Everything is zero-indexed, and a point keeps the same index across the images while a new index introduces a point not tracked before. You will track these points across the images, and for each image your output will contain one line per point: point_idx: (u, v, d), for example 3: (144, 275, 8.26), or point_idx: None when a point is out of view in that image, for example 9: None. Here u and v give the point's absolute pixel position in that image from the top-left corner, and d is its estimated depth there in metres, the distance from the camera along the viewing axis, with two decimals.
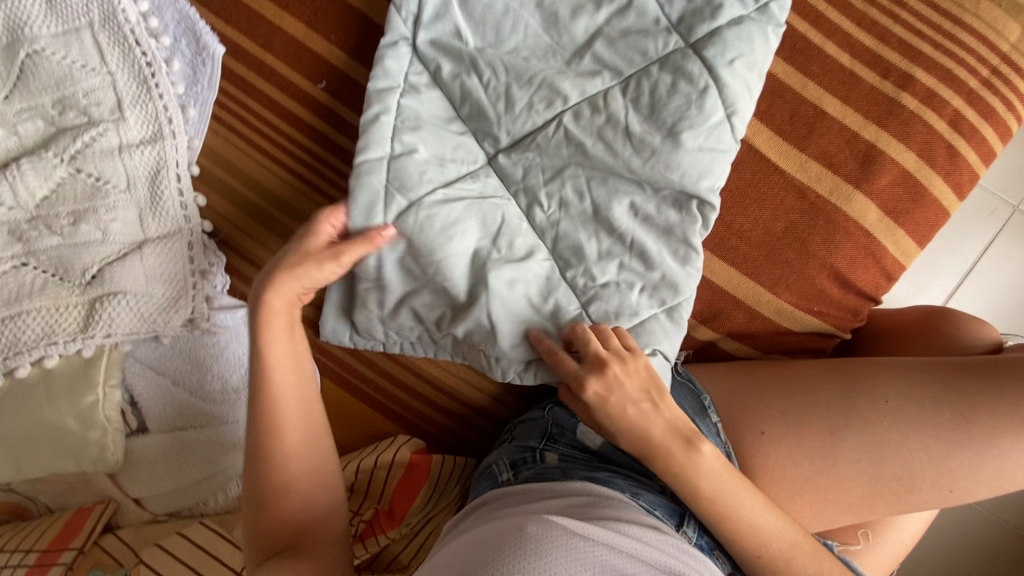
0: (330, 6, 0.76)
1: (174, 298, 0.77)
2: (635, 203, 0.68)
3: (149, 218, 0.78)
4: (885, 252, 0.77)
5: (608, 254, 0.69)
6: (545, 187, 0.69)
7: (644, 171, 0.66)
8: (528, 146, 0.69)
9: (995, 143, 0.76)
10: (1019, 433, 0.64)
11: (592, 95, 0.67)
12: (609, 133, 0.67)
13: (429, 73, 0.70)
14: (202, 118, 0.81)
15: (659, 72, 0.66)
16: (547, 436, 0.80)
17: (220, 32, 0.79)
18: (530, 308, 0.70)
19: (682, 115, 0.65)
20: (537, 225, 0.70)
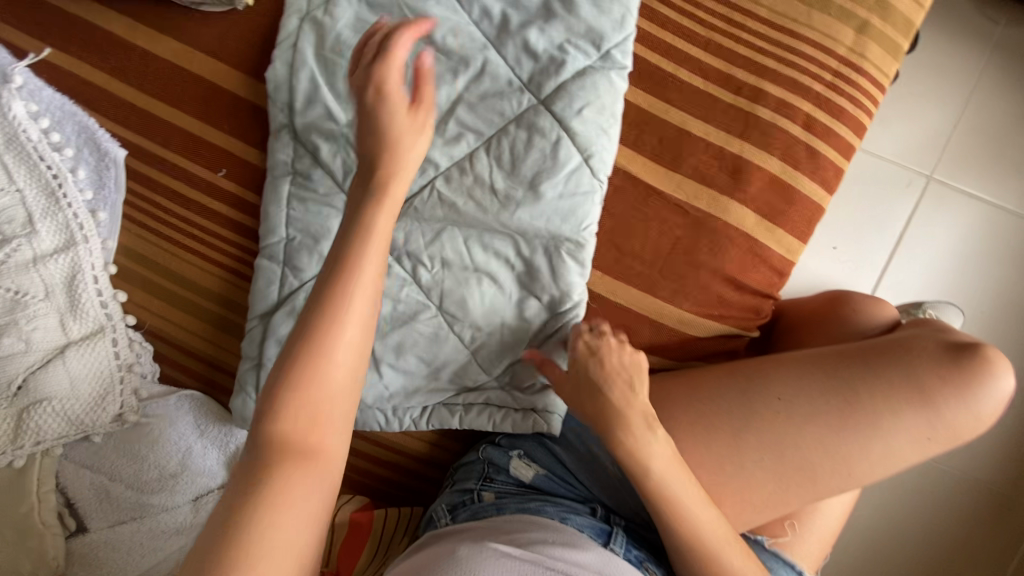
0: (220, 100, 0.82)
1: (100, 396, 0.80)
2: (508, 253, 0.78)
3: (70, 322, 0.81)
4: (770, 251, 0.83)
5: (490, 305, 0.79)
6: (425, 251, 0.78)
7: (511, 223, 0.76)
8: (407, 214, 0.77)
9: (852, 138, 0.81)
10: (897, 413, 0.69)
11: (459, 158, 0.76)
12: (477, 191, 0.76)
13: (313, 157, 0.79)
14: (113, 218, 0.84)
15: (518, 128, 0.74)
16: (483, 475, 0.82)
17: (119, 136, 0.83)
18: (423, 363, 0.81)
19: (541, 167, 0.74)
20: (424, 284, 0.79)
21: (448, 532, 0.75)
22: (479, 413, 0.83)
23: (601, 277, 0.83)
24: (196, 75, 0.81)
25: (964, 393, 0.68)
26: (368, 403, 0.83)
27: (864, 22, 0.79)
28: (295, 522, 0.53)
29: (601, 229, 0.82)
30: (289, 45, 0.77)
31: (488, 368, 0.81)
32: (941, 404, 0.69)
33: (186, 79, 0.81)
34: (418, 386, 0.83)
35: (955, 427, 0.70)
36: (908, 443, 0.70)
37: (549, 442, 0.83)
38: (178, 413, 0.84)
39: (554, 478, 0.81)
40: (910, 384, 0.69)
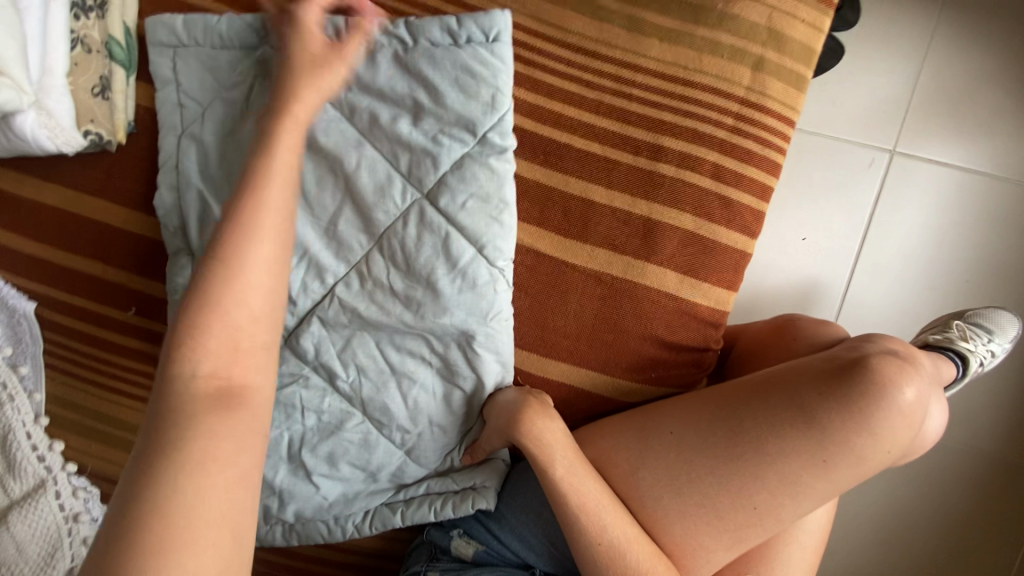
0: (116, 238, 0.80)
1: (49, 554, 0.79)
2: (421, 351, 0.75)
3: (9, 482, 0.80)
4: (698, 306, 0.79)
5: (415, 406, 0.77)
6: (338, 359, 0.75)
7: (418, 323, 0.73)
8: (313, 323, 0.75)
9: (768, 179, 0.77)
10: (783, 436, 0.67)
11: (356, 262, 0.74)
12: (379, 294, 0.73)
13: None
14: (37, 370, 0.84)
15: (408, 224, 0.72)
16: (431, 556, 0.82)
17: (26, 289, 0.82)
18: (358, 468, 0.79)
19: (437, 264, 0.72)
20: (345, 394, 0.77)
21: None
22: (420, 506, 0.79)
23: (530, 357, 0.80)
24: (87, 216, 0.80)
25: (855, 413, 0.65)
26: (307, 516, 0.80)
27: (759, 57, 0.75)
28: (226, 480, 0.50)
29: (520, 309, 0.79)
30: (171, 166, 0.75)
31: (426, 464, 0.80)
32: (829, 424, 0.66)
33: (79, 222, 0.80)
34: (357, 490, 0.80)
35: (854, 450, 0.66)
36: (804, 470, 0.67)
37: (486, 518, 0.80)
38: None
39: (492, 552, 0.79)
40: (794, 406, 0.67)
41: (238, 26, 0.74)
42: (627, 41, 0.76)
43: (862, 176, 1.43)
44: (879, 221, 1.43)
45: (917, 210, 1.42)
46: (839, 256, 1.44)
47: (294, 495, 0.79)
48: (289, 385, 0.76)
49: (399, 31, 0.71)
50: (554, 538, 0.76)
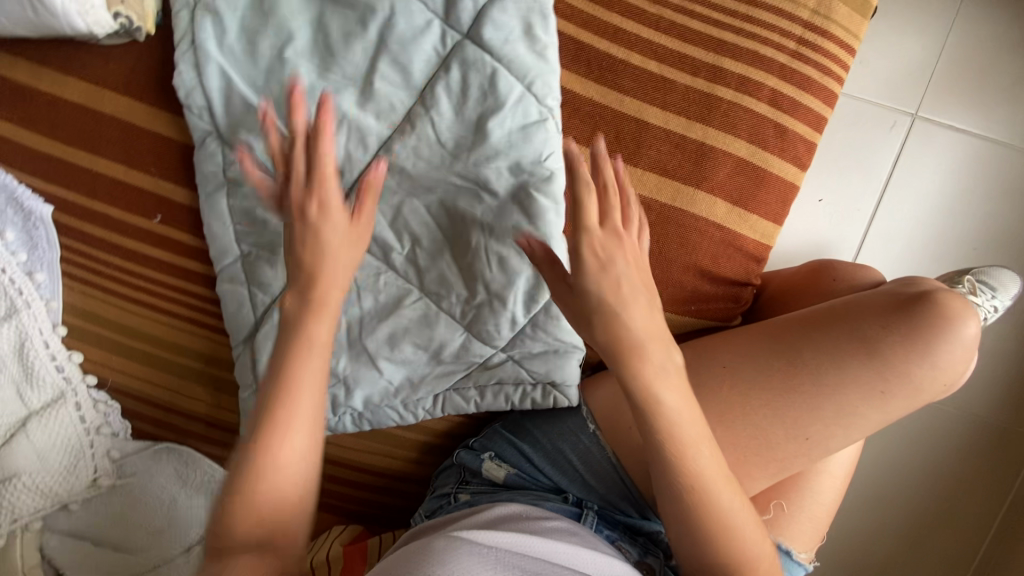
0: (141, 140, 0.75)
1: (72, 464, 0.78)
2: (471, 208, 0.71)
3: (27, 391, 0.78)
4: (743, 238, 0.79)
5: (472, 268, 0.73)
6: (391, 230, 0.73)
7: (467, 171, 0.70)
8: (359, 195, 0.72)
9: (824, 108, 0.76)
10: (844, 367, 0.67)
11: (399, 119, 0.70)
12: (427, 151, 0.70)
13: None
14: (54, 278, 0.80)
15: (448, 70, 0.68)
16: (461, 479, 0.82)
17: (42, 191, 0.78)
18: (421, 350, 0.77)
19: (484, 107, 0.68)
20: (399, 267, 0.74)
21: (454, 514, 0.75)
22: (495, 395, 0.80)
23: None
24: (110, 115, 0.75)
25: (918, 344, 0.66)
26: (376, 403, 0.79)
27: None
28: (280, 499, 0.58)
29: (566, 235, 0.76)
30: (188, 43, 0.69)
31: (488, 339, 0.76)
32: (892, 355, 0.66)
33: (101, 122, 0.75)
34: (422, 375, 0.79)
35: (914, 382, 0.67)
36: (864, 401, 0.68)
37: (517, 440, 0.81)
38: (157, 465, 0.83)
39: (524, 476, 0.80)
40: (855, 337, 0.67)
41: None
42: None
43: (875, 120, 1.43)
44: (897, 182, 1.43)
45: (938, 172, 1.42)
46: (857, 219, 1.44)
47: (359, 381, 0.77)
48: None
49: None
50: (587, 463, 0.78)
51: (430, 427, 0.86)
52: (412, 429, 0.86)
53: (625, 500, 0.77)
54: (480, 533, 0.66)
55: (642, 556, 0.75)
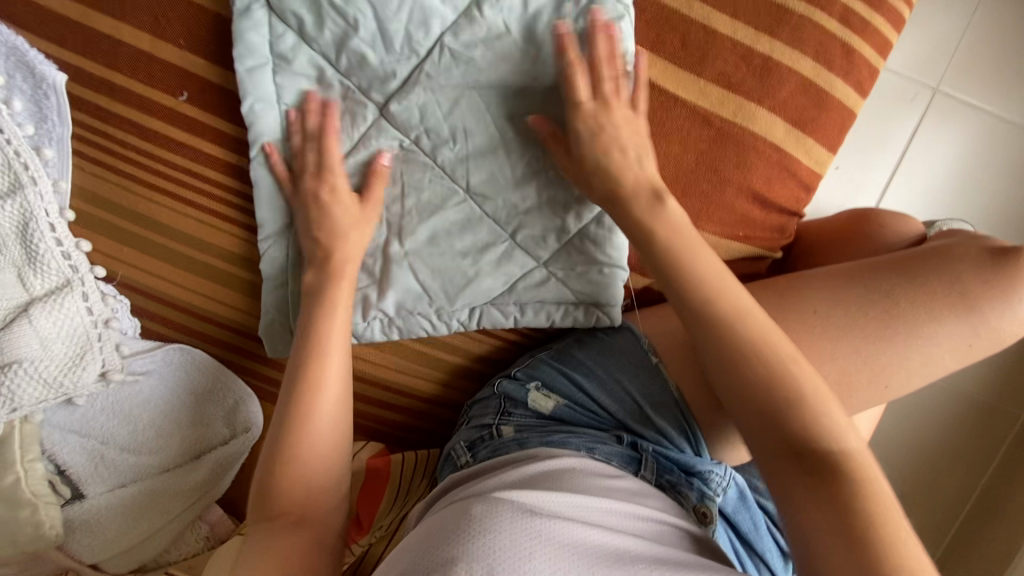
0: (169, 7, 0.68)
1: (76, 356, 0.72)
2: (532, 107, 0.68)
3: (30, 276, 0.72)
4: (799, 163, 0.77)
5: (525, 172, 0.70)
6: (444, 124, 0.69)
7: (535, 69, 0.66)
8: (416, 85, 0.67)
9: (890, 32, 0.74)
10: (937, 318, 0.66)
11: (467, 5, 0.65)
12: (493, 41, 0.65)
13: (296, 33, 0.66)
14: (64, 156, 0.73)
15: None
16: (501, 411, 0.79)
17: (56, 57, 0.70)
18: (459, 254, 0.74)
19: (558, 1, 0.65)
20: (446, 165, 0.71)
21: (503, 460, 0.71)
22: (536, 312, 0.78)
23: None
24: None
25: (1013, 297, 0.65)
26: (409, 308, 0.77)
27: None
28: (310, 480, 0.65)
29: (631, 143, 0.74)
30: None
31: (530, 250, 0.74)
32: (988, 309, 0.66)
33: None
34: (459, 285, 0.75)
35: (1000, 334, 0.67)
36: (949, 351, 0.67)
37: (568, 370, 0.79)
38: (169, 368, 0.78)
39: (575, 408, 0.77)
40: (955, 290, 0.66)
41: None
42: None
43: None
44: None
45: None
46: None
47: (393, 283, 0.75)
48: (383, 160, 0.71)
49: None
50: (649, 396, 0.75)
51: (468, 350, 0.83)
52: (448, 349, 0.83)
53: (681, 435, 0.74)
54: (526, 499, 0.61)
55: (701, 500, 0.71)
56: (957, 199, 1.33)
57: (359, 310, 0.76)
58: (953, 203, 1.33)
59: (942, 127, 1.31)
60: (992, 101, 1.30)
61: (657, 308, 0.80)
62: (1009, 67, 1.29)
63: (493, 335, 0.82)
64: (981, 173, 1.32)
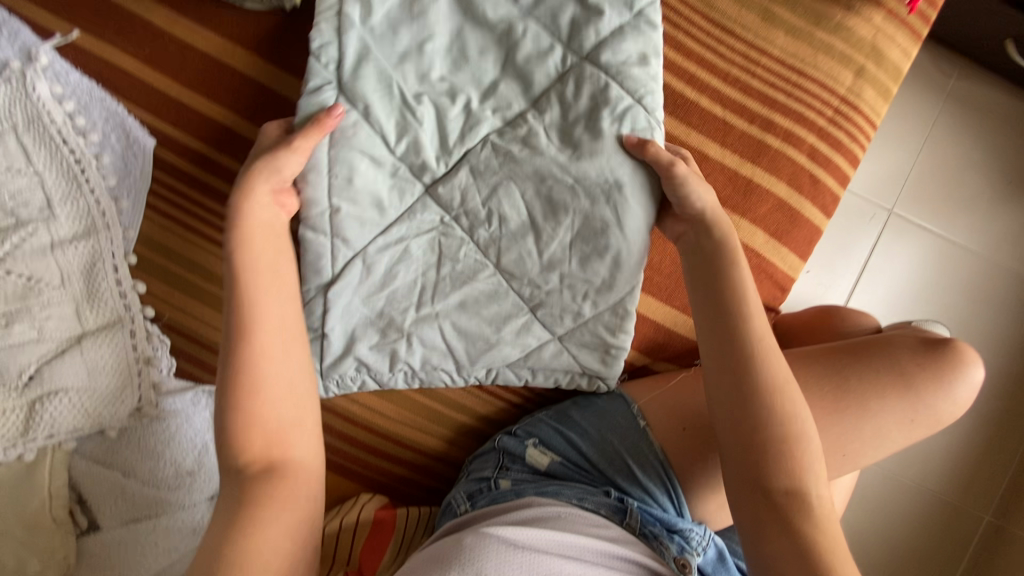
0: (261, 98, 0.82)
1: (117, 388, 0.78)
2: (563, 202, 0.79)
3: (86, 311, 0.78)
4: (775, 268, 0.90)
5: (550, 258, 0.81)
6: (483, 208, 0.80)
7: (570, 166, 0.78)
8: (462, 171, 0.79)
9: (849, 168, 0.91)
10: (881, 396, 0.76)
11: (511, 117, 0.79)
12: (530, 144, 0.78)
13: (360, 113, 0.76)
14: (136, 208, 0.82)
15: (565, 84, 0.78)
16: (500, 465, 0.86)
17: (150, 125, 0.82)
18: (484, 322, 0.83)
19: (594, 112, 0.77)
20: (480, 243, 0.81)
21: (495, 509, 0.79)
22: (547, 377, 0.88)
23: None
24: (236, 70, 0.81)
25: (941, 379, 0.77)
26: (433, 364, 0.85)
27: (862, 66, 0.88)
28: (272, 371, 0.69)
29: None
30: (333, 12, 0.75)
31: (550, 325, 0.83)
32: (922, 388, 0.76)
33: (225, 74, 0.81)
34: (480, 348, 0.84)
35: (936, 410, 0.77)
36: (894, 426, 0.77)
37: (563, 429, 0.86)
38: (196, 409, 0.82)
39: (568, 465, 0.84)
40: (894, 372, 0.77)
41: None
42: (760, 27, 0.87)
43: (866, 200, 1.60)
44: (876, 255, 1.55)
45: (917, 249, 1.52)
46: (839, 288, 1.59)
47: (423, 342, 0.84)
48: (423, 232, 0.81)
49: None
50: (633, 451, 0.83)
51: (474, 409, 0.91)
52: (458, 409, 0.91)
53: (664, 493, 0.81)
54: (514, 532, 0.70)
55: (681, 552, 0.75)
56: (916, 306, 1.47)
57: (388, 361, 0.84)
58: (911, 308, 1.47)
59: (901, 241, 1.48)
60: (937, 223, 1.48)
61: (649, 379, 0.90)
62: (954, 194, 1.48)
63: (501, 398, 0.91)
64: (936, 281, 1.47)
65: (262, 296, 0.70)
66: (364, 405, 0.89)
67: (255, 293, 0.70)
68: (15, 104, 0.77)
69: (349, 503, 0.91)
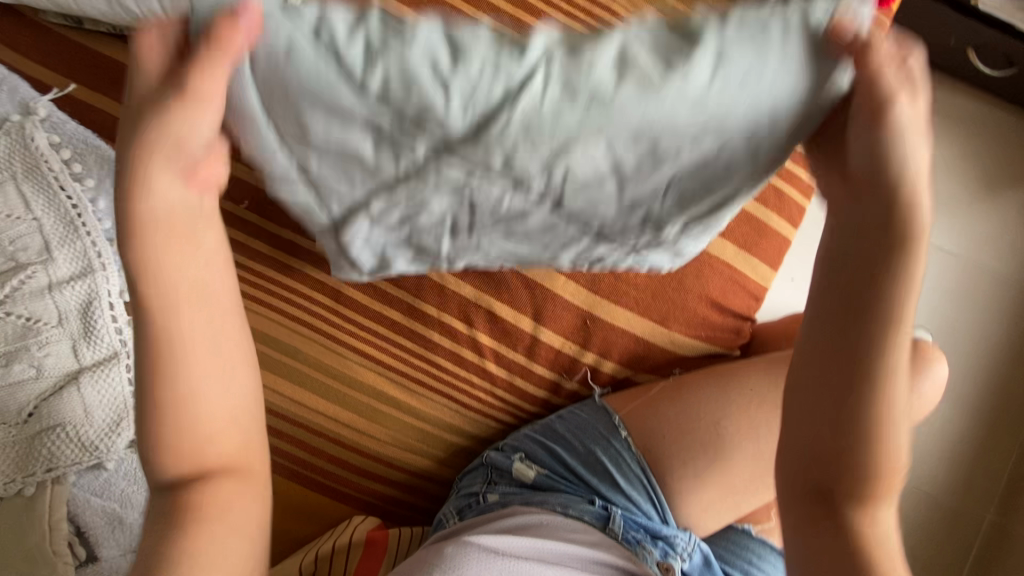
0: None
1: (114, 421, 0.80)
2: (664, 145, 0.55)
3: (83, 348, 0.81)
4: (747, 278, 0.93)
5: (632, 199, 0.62)
6: (541, 164, 0.57)
7: (709, 109, 0.52)
8: (501, 112, 0.53)
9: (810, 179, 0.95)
10: None
11: (563, 55, 0.52)
12: (601, 92, 0.52)
13: (320, 48, 0.50)
14: None
15: (642, 42, 0.52)
16: (489, 479, 0.90)
17: None
18: (541, 228, 0.69)
19: (725, 42, 0.51)
20: (542, 187, 0.61)
21: (485, 517, 0.86)
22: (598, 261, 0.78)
23: (603, 303, 0.90)
24: None
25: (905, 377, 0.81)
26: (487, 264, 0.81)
27: None
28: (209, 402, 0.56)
29: None
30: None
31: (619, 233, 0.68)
32: None
33: None
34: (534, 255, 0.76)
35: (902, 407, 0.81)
36: None
37: (549, 443, 0.89)
38: None
39: (554, 476, 0.88)
40: None
41: None
42: None
43: None
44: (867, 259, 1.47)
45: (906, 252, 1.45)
46: None
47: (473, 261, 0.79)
48: (443, 190, 0.62)
49: None
50: (617, 464, 0.87)
51: (463, 428, 0.94)
52: (447, 428, 0.94)
53: (648, 501, 0.85)
54: (493, 540, 0.78)
55: (665, 556, 0.81)
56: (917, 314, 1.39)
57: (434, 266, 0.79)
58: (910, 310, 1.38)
59: None
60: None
61: (630, 390, 0.93)
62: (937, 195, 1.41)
63: (484, 414, 0.94)
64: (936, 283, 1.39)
65: (184, 297, 0.54)
66: (355, 429, 0.92)
67: (171, 293, 0.54)
68: (19, 156, 0.83)
69: (340, 527, 0.91)
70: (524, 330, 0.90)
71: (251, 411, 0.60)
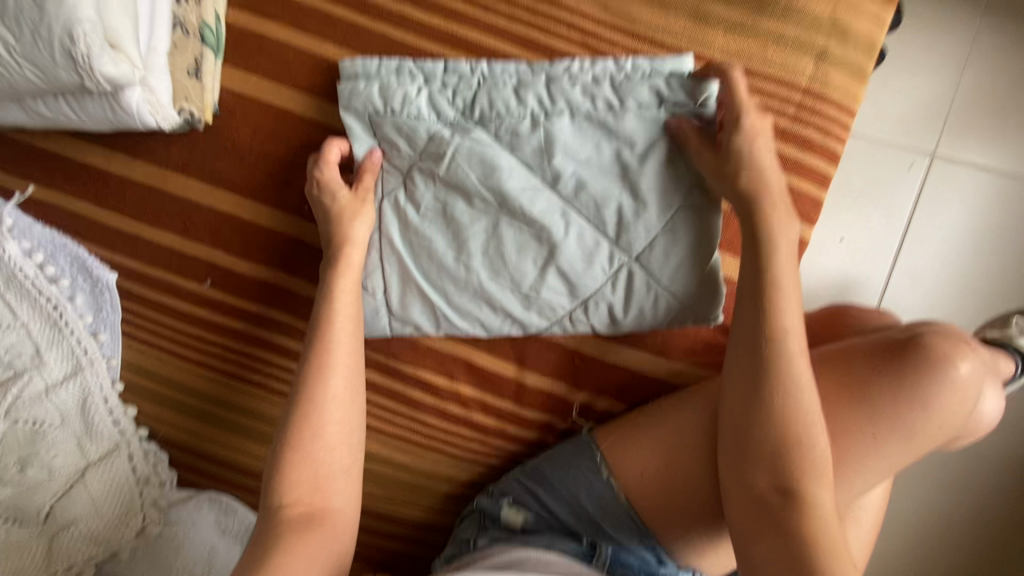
0: (199, 217, 0.84)
1: (123, 510, 0.87)
2: (624, 276, 0.76)
3: (87, 444, 0.85)
4: None
5: (599, 291, 0.77)
6: (541, 298, 0.78)
7: (622, 252, 0.75)
8: (515, 261, 0.77)
9: (826, 167, 0.79)
10: (847, 409, 0.69)
11: (540, 231, 0.75)
12: (566, 261, 0.76)
13: (404, 236, 0.78)
14: (116, 338, 0.88)
15: (601, 217, 0.74)
16: (480, 525, 0.87)
17: (110, 261, 0.86)
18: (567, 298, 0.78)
19: (626, 215, 0.74)
20: (543, 297, 0.78)
21: (470, 560, 0.81)
22: (653, 303, 0.77)
23: (589, 340, 0.83)
24: (173, 194, 0.83)
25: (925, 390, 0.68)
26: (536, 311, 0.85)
27: (822, 50, 0.76)
28: (341, 452, 0.73)
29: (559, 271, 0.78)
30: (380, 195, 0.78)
31: (641, 319, 0.78)
32: (902, 401, 0.68)
33: (164, 199, 0.84)
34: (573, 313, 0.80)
35: (923, 424, 0.69)
36: (873, 443, 0.69)
37: (533, 486, 0.84)
38: (200, 513, 0.91)
39: (541, 519, 0.84)
40: (868, 387, 0.69)
41: (410, 105, 0.76)
42: (693, 31, 0.76)
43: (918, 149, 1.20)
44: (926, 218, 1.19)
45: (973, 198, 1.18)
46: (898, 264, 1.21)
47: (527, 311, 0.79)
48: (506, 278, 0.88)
49: (541, 96, 0.75)
50: (601, 506, 0.79)
51: (459, 478, 0.91)
52: (442, 479, 0.91)
53: (641, 543, 0.78)
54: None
55: None
56: (980, 275, 1.19)
57: (490, 306, 0.79)
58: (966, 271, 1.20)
59: (939, 196, 1.19)
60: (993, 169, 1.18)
61: (620, 423, 0.82)
62: (1005, 131, 1.17)
63: (476, 463, 0.90)
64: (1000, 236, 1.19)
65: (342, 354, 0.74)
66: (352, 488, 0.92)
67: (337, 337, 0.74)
68: None
69: None
70: (508, 377, 0.85)
71: (356, 448, 0.75)
